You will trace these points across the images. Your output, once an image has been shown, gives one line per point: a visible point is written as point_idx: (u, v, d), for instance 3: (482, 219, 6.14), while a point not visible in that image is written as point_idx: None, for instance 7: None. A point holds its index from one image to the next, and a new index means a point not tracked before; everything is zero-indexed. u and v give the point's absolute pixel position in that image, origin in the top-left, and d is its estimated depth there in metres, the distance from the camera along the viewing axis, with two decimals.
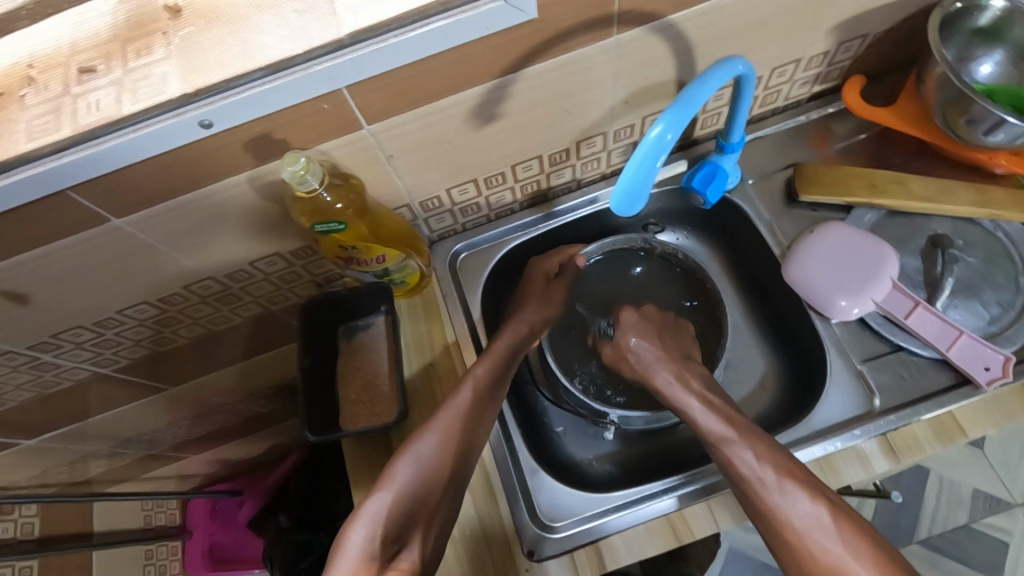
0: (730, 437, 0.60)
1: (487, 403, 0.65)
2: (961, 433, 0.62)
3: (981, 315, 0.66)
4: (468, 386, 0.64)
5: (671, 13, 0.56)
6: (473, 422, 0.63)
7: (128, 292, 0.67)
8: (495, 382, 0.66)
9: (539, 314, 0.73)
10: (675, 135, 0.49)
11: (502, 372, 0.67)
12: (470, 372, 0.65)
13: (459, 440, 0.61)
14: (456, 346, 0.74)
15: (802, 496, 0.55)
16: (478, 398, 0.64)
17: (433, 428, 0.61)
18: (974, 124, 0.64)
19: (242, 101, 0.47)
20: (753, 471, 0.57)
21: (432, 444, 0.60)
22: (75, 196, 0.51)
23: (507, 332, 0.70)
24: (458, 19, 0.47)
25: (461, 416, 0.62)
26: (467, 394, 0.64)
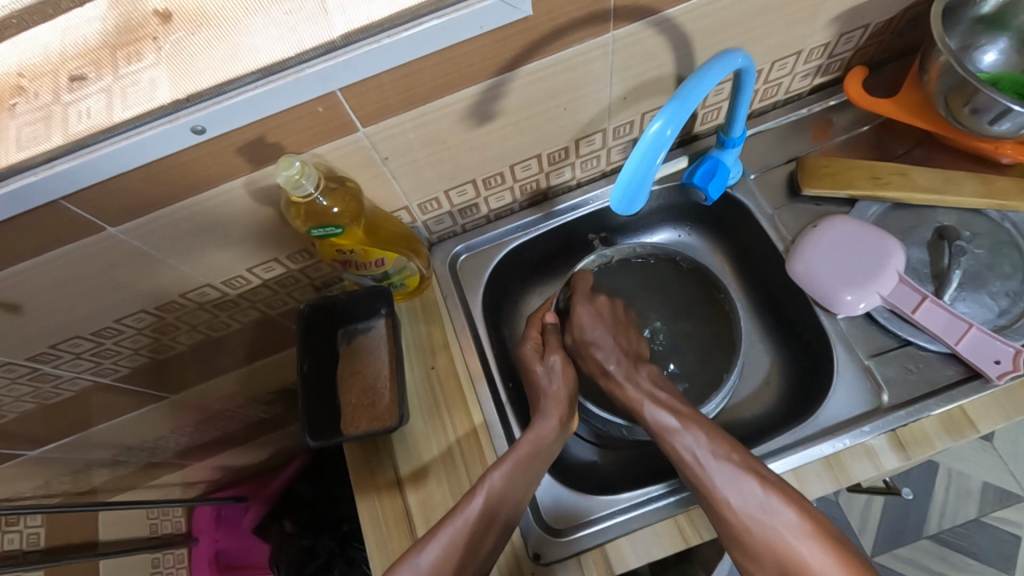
0: (672, 425, 0.62)
1: (501, 511, 0.58)
2: (972, 427, 0.60)
3: (990, 308, 0.65)
4: (480, 496, 0.57)
5: (668, 7, 0.55)
6: (479, 533, 0.56)
7: (125, 301, 0.66)
8: (512, 484, 0.59)
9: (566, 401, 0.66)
10: (674, 131, 0.48)
11: (522, 472, 0.60)
12: (484, 479, 0.58)
13: (462, 552, 0.55)
14: (482, 429, 0.69)
15: (744, 477, 0.56)
16: (490, 509, 0.57)
17: (439, 539, 0.55)
18: (979, 113, 0.63)
19: (234, 106, 0.46)
20: (693, 454, 0.59)
21: (435, 554, 0.54)
22: (68, 205, 0.50)
23: (531, 432, 0.63)
24: (452, 18, 0.46)
25: (470, 528, 0.56)
26: (477, 504, 0.57)
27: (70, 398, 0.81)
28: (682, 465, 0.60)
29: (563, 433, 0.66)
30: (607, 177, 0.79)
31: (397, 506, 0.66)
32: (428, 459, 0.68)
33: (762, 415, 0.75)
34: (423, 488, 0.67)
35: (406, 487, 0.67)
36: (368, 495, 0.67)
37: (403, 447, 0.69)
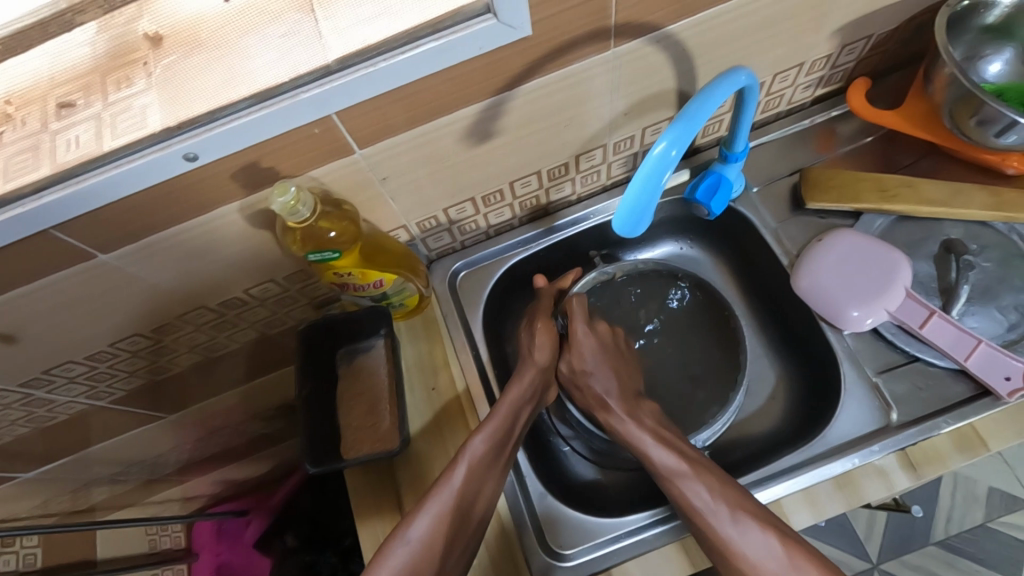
0: (684, 471, 0.59)
1: (484, 475, 0.59)
2: (983, 445, 0.59)
3: (999, 322, 0.64)
4: (463, 465, 0.58)
5: (669, 23, 0.54)
6: (465, 501, 0.57)
7: (119, 325, 0.65)
8: (493, 453, 0.60)
9: (540, 370, 0.68)
10: (679, 152, 0.47)
11: (503, 441, 0.61)
12: (467, 445, 0.60)
13: (453, 525, 0.56)
14: (466, 395, 0.71)
15: (756, 530, 0.54)
16: (473, 477, 0.59)
17: (427, 510, 0.56)
18: (986, 125, 0.62)
19: (227, 132, 0.45)
20: (707, 504, 0.56)
21: (425, 523, 0.55)
22: (59, 234, 0.49)
23: (507, 396, 0.64)
24: (449, 40, 0.45)
25: (455, 497, 0.57)
26: (461, 472, 0.58)
27: (65, 422, 0.79)
28: (697, 527, 0.56)
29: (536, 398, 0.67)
30: (609, 192, 0.78)
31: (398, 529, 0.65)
32: (430, 475, 0.67)
33: (770, 431, 0.73)
34: None
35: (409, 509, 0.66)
36: (370, 520, 0.66)
37: (405, 469, 0.68)
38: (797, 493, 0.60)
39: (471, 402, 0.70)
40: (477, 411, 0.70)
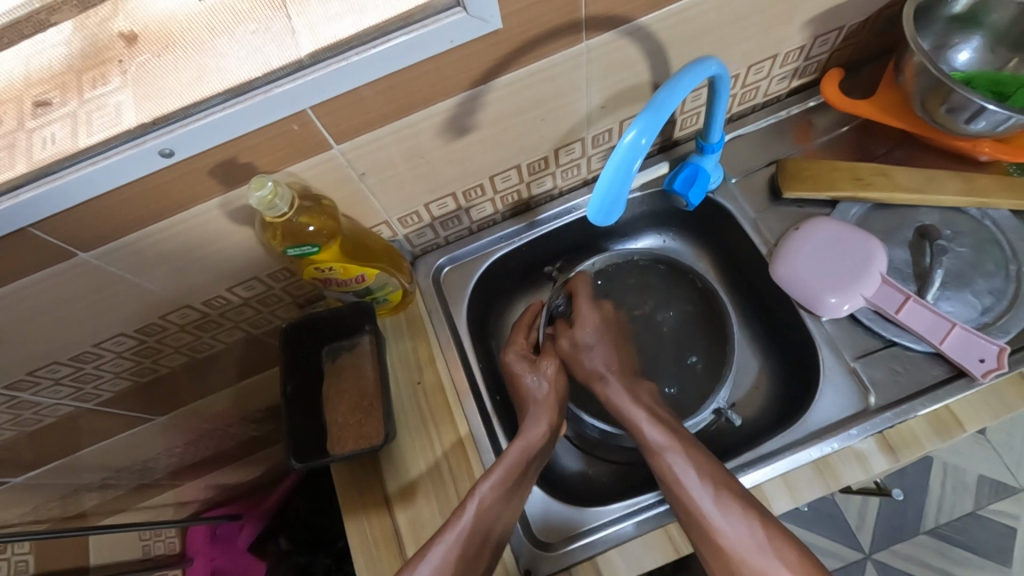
0: (671, 446, 0.61)
1: (494, 519, 0.58)
2: (959, 427, 0.60)
3: (973, 306, 0.65)
4: (473, 505, 0.57)
5: (641, 15, 0.55)
6: (474, 549, 0.56)
7: (104, 325, 0.65)
8: (504, 500, 0.59)
9: (551, 408, 0.67)
10: (649, 140, 0.47)
11: (513, 485, 0.60)
12: (474, 490, 0.58)
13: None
14: (468, 440, 0.69)
15: (734, 515, 0.55)
16: (484, 518, 0.57)
17: (430, 556, 0.56)
18: (955, 113, 0.63)
19: (200, 128, 0.46)
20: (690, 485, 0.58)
21: (431, 566, 0.55)
22: (38, 232, 0.49)
23: (518, 440, 0.63)
24: (420, 33, 0.46)
25: (462, 546, 0.56)
26: (468, 516, 0.57)
27: (52, 425, 0.79)
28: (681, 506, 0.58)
29: (552, 440, 0.67)
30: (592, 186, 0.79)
31: (386, 525, 0.65)
32: (416, 474, 0.67)
33: (752, 419, 0.74)
34: (411, 504, 0.66)
35: (394, 505, 0.66)
36: (356, 514, 0.66)
37: (391, 463, 0.68)
38: (777, 478, 0.61)
39: (473, 445, 0.68)
40: (464, 412, 0.70)
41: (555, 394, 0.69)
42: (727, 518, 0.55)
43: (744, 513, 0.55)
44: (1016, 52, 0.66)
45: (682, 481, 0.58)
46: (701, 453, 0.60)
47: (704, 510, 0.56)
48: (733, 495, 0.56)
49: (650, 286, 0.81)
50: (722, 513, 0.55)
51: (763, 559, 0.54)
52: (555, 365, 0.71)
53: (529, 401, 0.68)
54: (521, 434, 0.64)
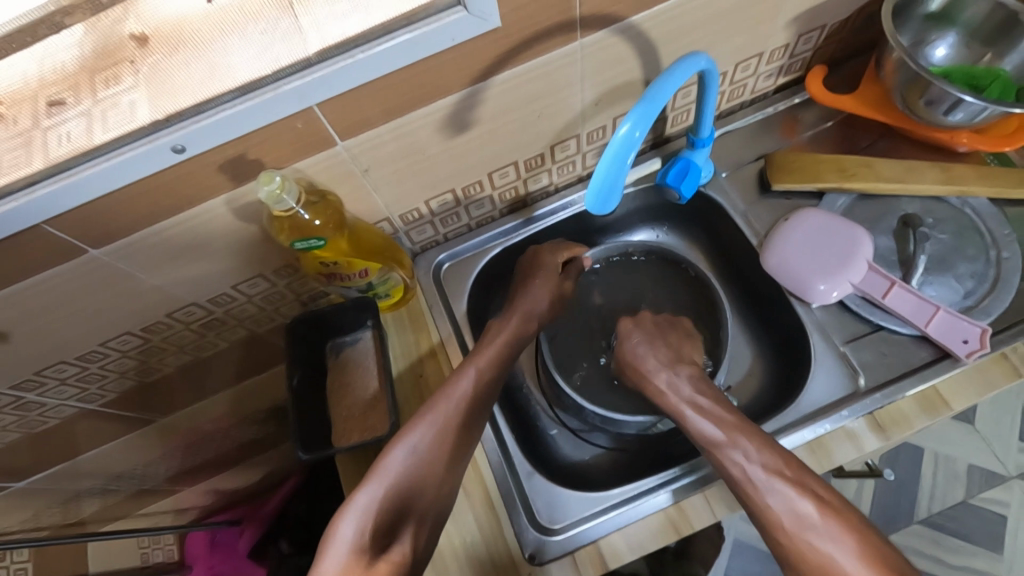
0: (720, 441, 0.60)
1: (490, 391, 0.65)
2: (946, 406, 0.63)
3: (957, 290, 0.67)
4: (470, 374, 0.64)
5: (632, 14, 0.58)
6: (473, 408, 0.63)
7: (112, 323, 0.66)
8: (498, 371, 0.66)
9: (550, 300, 0.73)
10: (642, 132, 0.50)
11: (504, 366, 0.67)
12: (472, 362, 0.65)
13: (458, 426, 0.61)
14: (439, 348, 0.75)
15: (791, 496, 0.55)
16: (480, 388, 0.64)
17: (432, 418, 0.61)
18: (934, 105, 0.66)
19: (212, 125, 0.47)
20: (742, 471, 0.57)
21: (434, 421, 0.61)
22: (52, 229, 0.51)
23: (514, 314, 0.71)
24: (423, 32, 0.48)
25: (461, 405, 0.62)
26: (468, 382, 0.63)
27: (55, 427, 0.80)
28: (739, 497, 0.58)
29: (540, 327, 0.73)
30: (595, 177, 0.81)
31: None
32: None
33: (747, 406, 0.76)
34: None
35: None
36: None
37: None
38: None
39: (445, 353, 0.74)
40: (451, 362, 0.74)
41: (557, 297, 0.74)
42: (783, 501, 0.55)
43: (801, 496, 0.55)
44: (989, 47, 0.68)
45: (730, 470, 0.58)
46: (760, 440, 0.58)
47: (753, 489, 0.56)
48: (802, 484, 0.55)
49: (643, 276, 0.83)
50: (775, 497, 0.55)
51: (814, 538, 0.53)
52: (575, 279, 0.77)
53: (536, 282, 0.74)
54: (514, 313, 0.71)
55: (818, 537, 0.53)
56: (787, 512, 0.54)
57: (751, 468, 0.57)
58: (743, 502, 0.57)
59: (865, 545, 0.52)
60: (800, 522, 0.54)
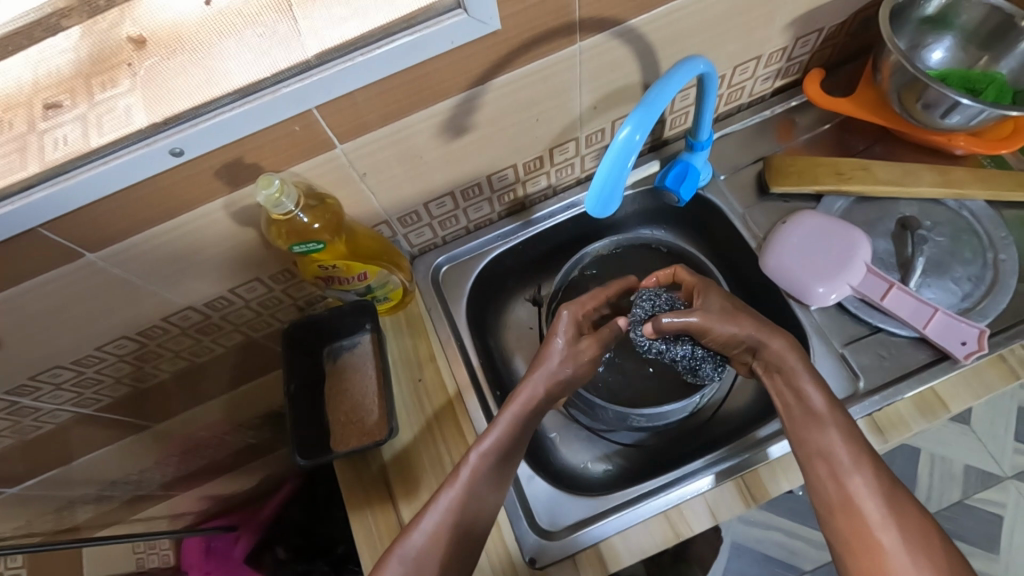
0: (822, 416, 0.60)
1: (487, 488, 0.61)
2: (944, 408, 0.63)
3: (954, 292, 0.68)
4: (467, 468, 0.61)
5: (631, 17, 0.58)
6: (465, 517, 0.59)
7: (107, 328, 0.66)
8: (498, 466, 0.62)
9: (557, 374, 0.66)
10: (642, 136, 0.49)
11: (506, 458, 0.62)
12: (467, 458, 0.61)
13: (452, 531, 0.58)
14: (457, 399, 0.72)
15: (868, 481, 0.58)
16: (475, 490, 0.60)
17: (424, 526, 0.59)
18: (931, 108, 0.66)
19: (210, 128, 0.47)
20: (835, 451, 0.59)
21: (430, 526, 0.59)
22: (46, 233, 0.50)
23: (515, 400, 0.65)
24: (422, 34, 0.47)
25: (453, 517, 0.59)
26: (466, 474, 0.60)
27: (49, 433, 0.79)
28: (819, 475, 0.60)
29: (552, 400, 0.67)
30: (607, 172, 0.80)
31: (391, 519, 0.67)
32: (419, 469, 0.69)
33: (746, 408, 0.77)
34: (415, 498, 0.67)
35: (398, 499, 0.67)
36: (361, 511, 0.67)
37: (394, 457, 0.69)
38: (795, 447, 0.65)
39: (461, 402, 0.72)
40: (467, 412, 0.71)
41: (571, 369, 0.66)
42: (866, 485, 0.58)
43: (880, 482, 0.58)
44: (985, 50, 0.69)
45: (827, 448, 0.59)
46: (849, 423, 0.60)
47: (843, 466, 0.59)
48: (875, 472, 0.59)
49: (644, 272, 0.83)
50: (861, 480, 0.58)
51: (881, 527, 0.57)
52: (595, 349, 0.68)
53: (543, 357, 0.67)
54: (517, 394, 0.65)
55: (881, 530, 0.57)
56: (859, 496, 0.58)
57: (847, 450, 0.59)
58: (818, 479, 0.60)
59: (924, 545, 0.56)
60: (866, 508, 0.58)
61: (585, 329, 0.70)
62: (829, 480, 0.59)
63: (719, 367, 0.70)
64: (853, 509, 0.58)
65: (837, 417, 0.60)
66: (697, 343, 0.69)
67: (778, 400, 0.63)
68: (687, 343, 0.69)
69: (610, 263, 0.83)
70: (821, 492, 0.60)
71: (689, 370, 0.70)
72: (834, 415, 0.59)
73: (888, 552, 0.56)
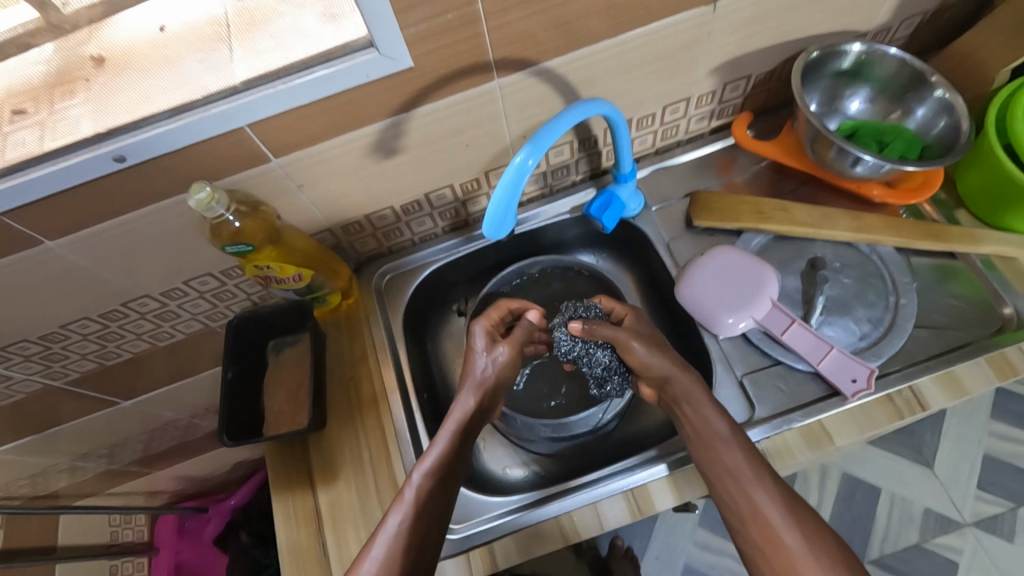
0: (726, 437, 0.63)
1: (432, 510, 0.62)
2: (829, 440, 0.66)
3: (853, 332, 0.71)
4: (411, 487, 0.62)
5: (545, 60, 0.63)
6: (415, 539, 0.59)
7: (70, 309, 0.72)
8: (440, 485, 0.63)
9: (486, 391, 0.70)
10: (535, 161, 0.55)
11: (445, 478, 0.64)
12: (410, 479, 0.63)
13: (404, 554, 0.58)
14: (382, 397, 0.77)
15: (770, 492, 0.60)
16: (422, 508, 0.61)
17: (375, 550, 0.58)
18: (840, 158, 0.70)
19: (145, 140, 0.54)
20: (734, 467, 0.61)
21: (381, 553, 0.58)
22: (9, 221, 0.57)
23: (447, 423, 0.68)
24: (337, 69, 0.54)
25: (403, 538, 0.59)
26: (411, 493, 0.62)
27: (21, 403, 0.85)
28: (726, 492, 0.62)
29: (484, 417, 0.71)
30: (545, 196, 0.85)
31: (308, 505, 0.72)
32: (339, 459, 0.74)
33: (655, 426, 0.81)
34: (332, 485, 0.73)
35: (317, 486, 0.73)
36: (282, 493, 0.73)
37: (318, 448, 0.75)
38: (691, 469, 0.69)
39: (386, 401, 0.77)
40: (391, 412, 0.76)
41: (498, 383, 0.71)
42: (768, 495, 0.60)
43: (780, 495, 0.60)
44: (898, 104, 0.75)
45: (727, 465, 0.62)
46: (745, 442, 0.63)
47: (743, 479, 0.61)
48: (777, 484, 0.61)
49: (577, 292, 0.87)
50: (765, 492, 0.60)
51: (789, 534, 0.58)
52: (511, 350, 0.72)
53: (467, 378, 0.71)
54: (451, 415, 0.69)
55: (786, 530, 0.58)
56: (763, 505, 0.59)
57: (746, 466, 0.61)
58: (719, 492, 0.62)
59: (823, 546, 0.57)
60: (770, 514, 0.59)
61: (498, 337, 0.76)
62: (738, 493, 0.61)
63: (624, 387, 0.76)
64: (760, 517, 0.60)
65: (739, 439, 0.63)
66: (614, 355, 0.74)
67: (686, 428, 0.66)
68: (607, 353, 0.74)
69: (540, 280, 0.87)
70: (731, 506, 0.62)
71: (596, 380, 0.76)
72: (739, 436, 0.62)
73: (795, 553, 0.57)
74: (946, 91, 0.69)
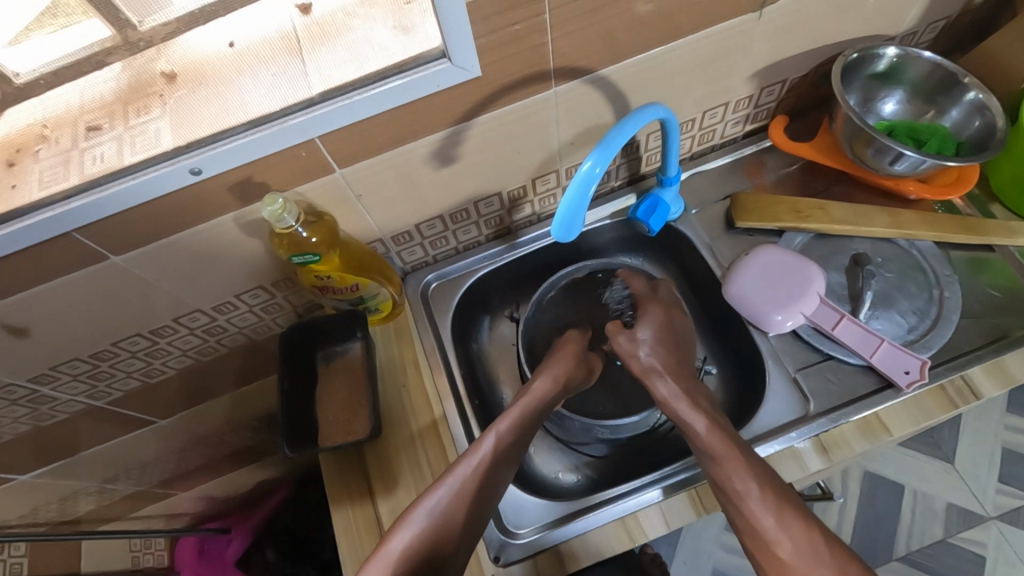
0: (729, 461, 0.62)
1: (506, 459, 0.65)
2: (886, 431, 0.68)
3: (900, 324, 0.73)
4: (491, 436, 0.65)
5: (600, 68, 0.65)
6: (487, 482, 0.63)
7: (123, 325, 0.72)
8: (517, 439, 0.66)
9: (572, 366, 0.73)
10: (602, 169, 0.56)
11: (523, 436, 0.67)
12: (493, 426, 0.66)
13: (473, 492, 0.62)
14: (441, 421, 0.76)
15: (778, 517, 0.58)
16: (499, 456, 0.64)
17: (447, 483, 0.61)
18: (880, 155, 0.73)
19: (226, 152, 0.55)
20: (742, 491, 0.60)
21: (456, 483, 0.61)
22: (79, 237, 0.57)
23: (530, 390, 0.71)
24: (412, 78, 0.55)
25: (477, 480, 0.62)
26: (489, 443, 0.64)
27: (62, 423, 0.85)
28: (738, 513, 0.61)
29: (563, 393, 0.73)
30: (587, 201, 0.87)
31: (368, 514, 0.72)
32: (398, 469, 0.74)
33: None
34: (393, 495, 0.72)
35: (376, 496, 0.73)
36: (342, 504, 0.73)
37: (375, 457, 0.75)
38: None
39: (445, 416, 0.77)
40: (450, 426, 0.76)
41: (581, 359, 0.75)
42: (777, 519, 0.58)
43: (795, 519, 0.58)
44: (931, 105, 0.77)
45: (736, 490, 0.60)
46: (757, 465, 0.61)
47: (750, 505, 0.60)
48: (785, 509, 0.59)
49: None
50: (774, 517, 0.58)
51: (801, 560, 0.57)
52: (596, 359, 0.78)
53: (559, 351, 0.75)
54: (533, 383, 0.71)
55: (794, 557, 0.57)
56: (771, 533, 0.58)
57: (752, 492, 0.60)
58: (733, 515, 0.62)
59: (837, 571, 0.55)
60: (778, 541, 0.58)
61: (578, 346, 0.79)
62: (747, 518, 0.60)
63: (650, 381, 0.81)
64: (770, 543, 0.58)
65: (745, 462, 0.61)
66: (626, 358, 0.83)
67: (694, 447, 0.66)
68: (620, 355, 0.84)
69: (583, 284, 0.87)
70: (745, 532, 0.60)
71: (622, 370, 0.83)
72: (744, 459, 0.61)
73: None
74: (979, 91, 0.72)
